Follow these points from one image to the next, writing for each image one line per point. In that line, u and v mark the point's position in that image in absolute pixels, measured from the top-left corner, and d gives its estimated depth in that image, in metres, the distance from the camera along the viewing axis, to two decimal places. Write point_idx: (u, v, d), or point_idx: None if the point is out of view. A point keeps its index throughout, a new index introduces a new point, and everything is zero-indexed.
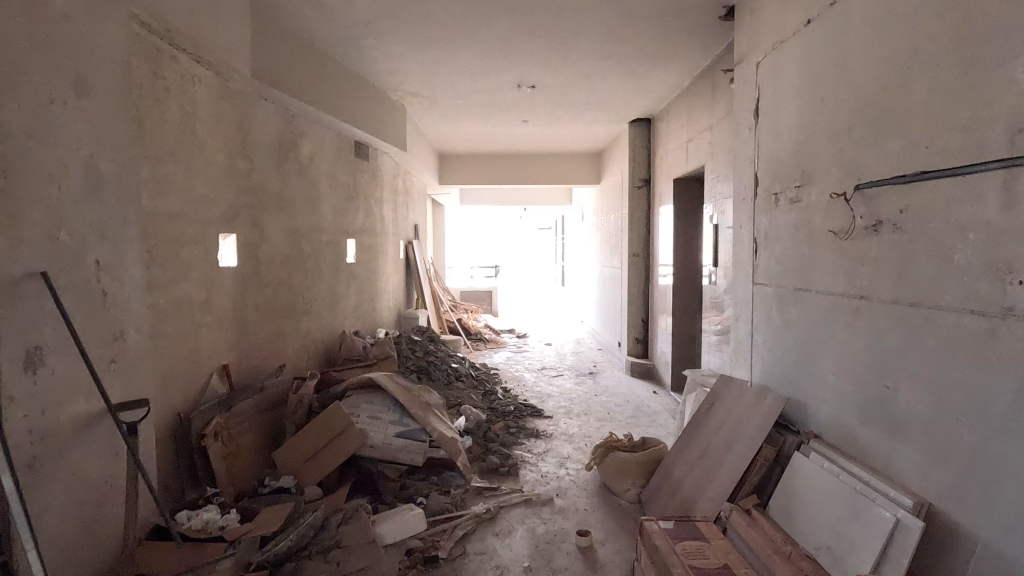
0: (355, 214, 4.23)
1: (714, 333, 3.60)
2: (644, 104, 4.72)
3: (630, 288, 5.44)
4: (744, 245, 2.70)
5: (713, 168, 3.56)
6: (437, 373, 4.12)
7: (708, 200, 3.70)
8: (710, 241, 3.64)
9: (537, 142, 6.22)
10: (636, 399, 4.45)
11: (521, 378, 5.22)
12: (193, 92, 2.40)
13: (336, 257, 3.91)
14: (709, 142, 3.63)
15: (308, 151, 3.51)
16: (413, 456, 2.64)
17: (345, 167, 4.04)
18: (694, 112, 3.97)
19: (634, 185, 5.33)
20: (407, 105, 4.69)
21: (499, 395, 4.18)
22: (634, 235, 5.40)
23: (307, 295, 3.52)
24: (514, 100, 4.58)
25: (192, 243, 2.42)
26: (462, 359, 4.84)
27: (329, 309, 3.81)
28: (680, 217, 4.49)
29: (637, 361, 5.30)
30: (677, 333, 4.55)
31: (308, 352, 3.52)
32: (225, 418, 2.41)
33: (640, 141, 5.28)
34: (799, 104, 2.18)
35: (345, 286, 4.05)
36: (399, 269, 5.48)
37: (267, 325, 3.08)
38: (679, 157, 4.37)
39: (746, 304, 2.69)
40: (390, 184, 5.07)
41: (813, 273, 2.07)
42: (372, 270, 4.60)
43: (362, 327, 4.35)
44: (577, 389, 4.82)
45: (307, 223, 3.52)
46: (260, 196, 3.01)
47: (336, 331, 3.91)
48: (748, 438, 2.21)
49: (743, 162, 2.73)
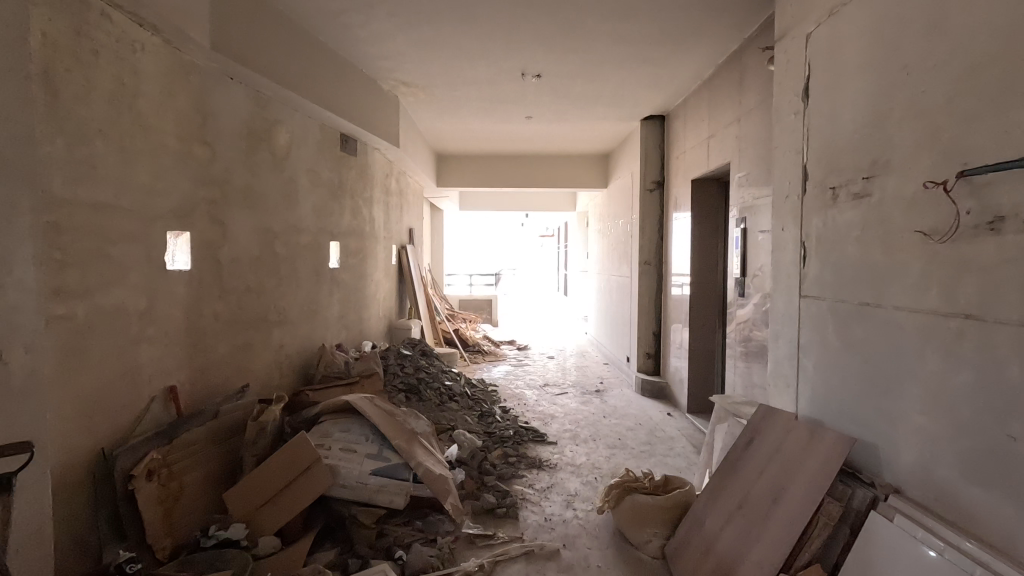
0: (341, 214, 3.83)
1: (742, 352, 3.19)
2: (659, 99, 4.32)
3: (641, 299, 5.03)
4: (787, 251, 2.30)
5: (741, 165, 3.16)
6: (427, 392, 3.69)
7: (734, 201, 3.29)
8: (737, 246, 3.22)
9: (541, 142, 5.84)
10: (648, 422, 4.01)
11: (522, 395, 4.79)
12: (133, 60, 2.00)
13: (317, 262, 3.50)
14: (737, 137, 3.23)
15: (285, 141, 3.11)
16: (393, 499, 2.23)
17: (329, 161, 3.64)
18: (717, 106, 3.57)
19: (646, 188, 4.94)
20: (401, 96, 4.30)
21: (496, 418, 3.75)
22: (646, 241, 4.99)
23: (281, 305, 3.11)
24: (517, 92, 4.19)
25: (129, 242, 2.01)
26: (457, 375, 4.42)
27: (308, 320, 3.40)
28: (699, 221, 4.08)
29: (648, 378, 4.87)
30: (694, 350, 4.13)
31: (281, 368, 3.10)
32: (164, 453, 2.00)
33: (653, 140, 4.89)
34: (869, 77, 1.77)
35: (327, 294, 3.64)
36: (391, 275, 5.07)
37: (230, 339, 2.67)
38: (698, 156, 3.98)
39: (788, 321, 2.28)
40: (381, 184, 4.67)
41: (889, 286, 1.66)
42: (360, 277, 4.18)
43: (347, 339, 3.93)
44: (583, 409, 4.39)
45: (283, 223, 3.11)
46: (224, 190, 2.61)
47: (315, 344, 3.49)
48: (803, 489, 1.79)
49: (784, 155, 2.33)
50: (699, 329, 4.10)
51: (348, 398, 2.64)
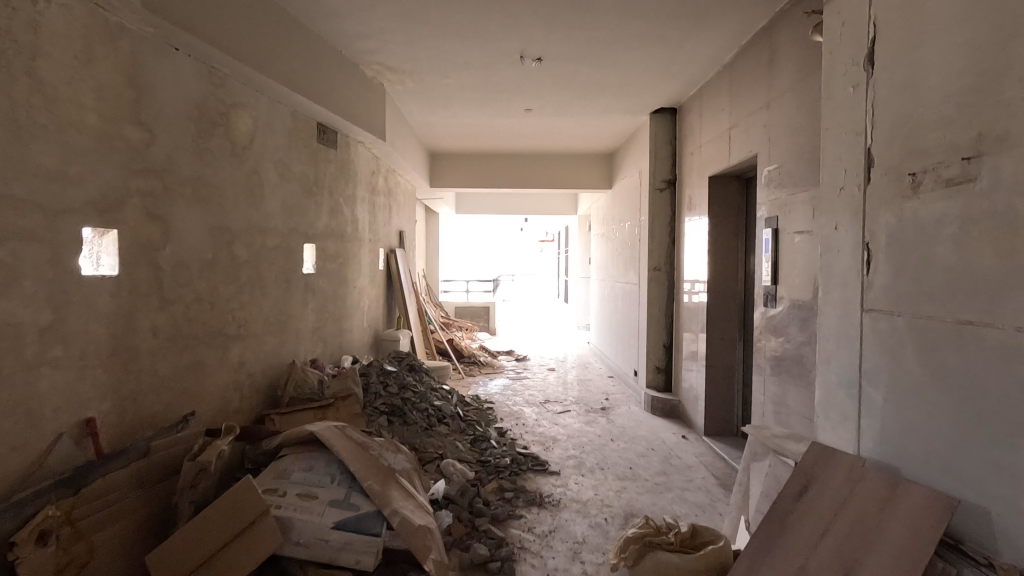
0: (318, 213, 3.41)
1: (772, 372, 2.77)
2: (672, 87, 3.93)
3: (650, 308, 4.62)
4: (840, 257, 1.89)
5: (773, 157, 2.76)
6: (413, 414, 3.28)
7: (763, 199, 2.88)
8: (766, 251, 2.81)
9: (541, 139, 5.45)
10: (661, 448, 3.59)
11: (520, 414, 4.37)
12: (31, 14, 1.61)
13: (287, 268, 3.09)
14: (767, 125, 2.83)
15: (246, 128, 2.70)
16: (360, 559, 1.81)
17: (303, 153, 3.24)
18: (740, 93, 3.17)
19: (656, 187, 4.53)
20: (387, 84, 3.90)
21: (490, 443, 3.33)
22: (655, 246, 4.58)
23: (242, 316, 2.69)
24: (516, 79, 3.79)
25: (21, 240, 1.60)
26: (449, 393, 4.00)
27: (275, 334, 2.97)
28: (716, 223, 3.68)
29: (658, 395, 4.44)
30: (712, 366, 3.71)
31: (241, 390, 2.68)
32: (65, 509, 1.57)
33: (663, 135, 4.50)
34: (970, 28, 1.37)
35: (300, 303, 3.23)
36: (377, 282, 4.65)
37: (174, 358, 2.25)
38: (716, 151, 3.58)
39: (843, 341, 1.87)
40: (366, 181, 4.26)
41: (1010, 298, 1.26)
42: (340, 285, 3.77)
43: (325, 354, 3.51)
44: (587, 431, 3.97)
45: (243, 223, 2.70)
46: (168, 181, 2.20)
47: (285, 361, 3.07)
48: (885, 565, 1.38)
49: (836, 141, 1.92)
50: (717, 343, 3.69)
51: (314, 428, 2.23)
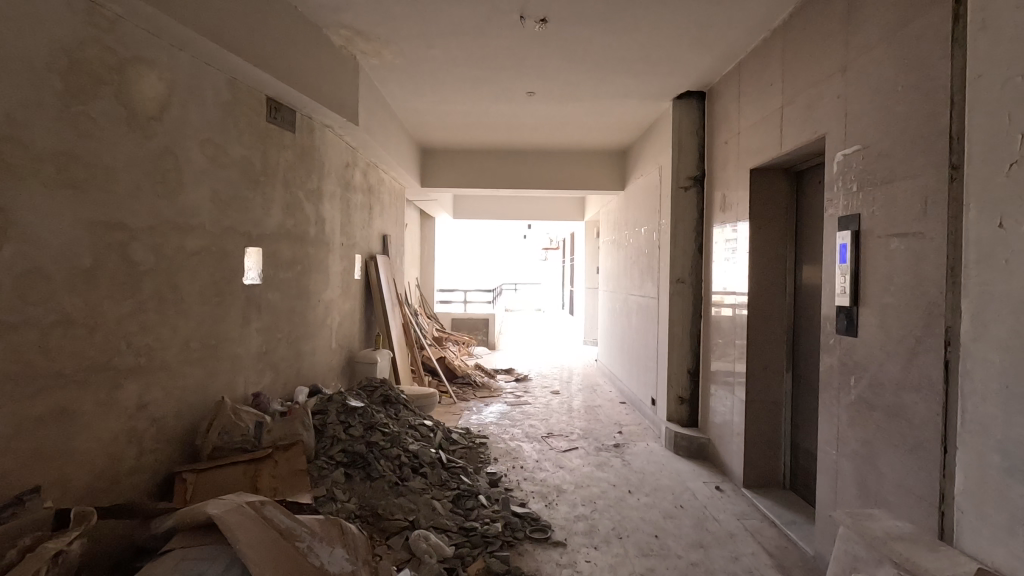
0: (267, 210, 2.75)
1: (852, 424, 2.07)
2: (703, 62, 3.26)
3: (672, 327, 3.92)
4: (1012, 271, 1.21)
5: (854, 134, 2.08)
6: (381, 465, 2.59)
7: (836, 193, 2.20)
8: (841, 261, 2.13)
9: (545, 132, 4.79)
10: (692, 505, 2.87)
11: (518, 453, 3.66)
12: None
13: (220, 278, 2.42)
14: (844, 95, 2.15)
15: (156, 91, 2.03)
16: None
17: (248, 133, 2.58)
18: (798, 61, 2.50)
19: (679, 185, 3.86)
20: (361, 57, 3.25)
21: (478, 501, 2.63)
22: (678, 254, 3.90)
23: (144, 342, 2.01)
24: (515, 49, 3.13)
25: None
26: (432, 430, 3.30)
27: (200, 364, 2.29)
28: (759, 226, 3.00)
29: (682, 431, 3.73)
30: (753, 402, 3.01)
31: (139, 442, 2.00)
32: None
33: (688, 123, 3.85)
34: None
35: (239, 322, 2.56)
36: (352, 294, 3.98)
37: (21, 405, 1.58)
38: (761, 137, 2.90)
39: (1018, 407, 1.18)
40: (338, 175, 3.60)
41: None
42: (299, 299, 3.09)
43: (274, 384, 2.83)
44: (599, 478, 3.25)
45: (150, 218, 2.02)
46: (12, 152, 1.54)
47: (215, 396, 2.39)
48: None
49: (1004, 89, 1.24)
50: (759, 374, 3.00)
51: (212, 512, 1.54)
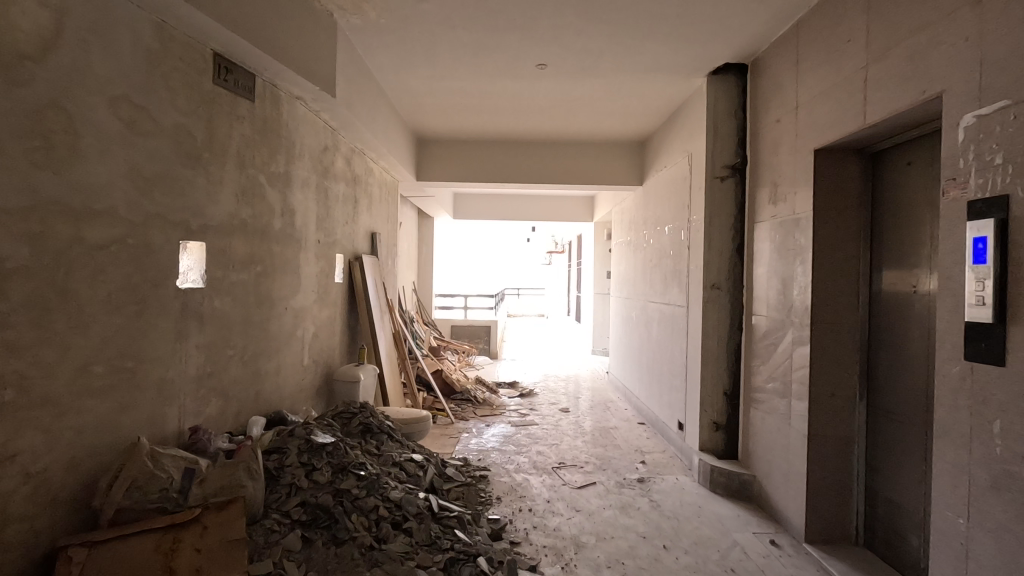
0: (213, 195, 2.18)
1: (997, 488, 1.49)
2: (751, 25, 2.71)
3: (706, 341, 3.34)
4: None
5: (999, 86, 1.50)
6: (350, 524, 2.00)
7: (962, 168, 1.62)
8: (974, 261, 1.55)
9: (555, 117, 4.24)
10: (745, 569, 2.29)
11: (525, 490, 3.06)
12: None
13: (143, 281, 1.86)
14: (976, 37, 1.58)
15: (33, 22, 1.48)
16: None
17: (184, 95, 2.02)
18: (895, 5, 1.94)
19: (714, 175, 3.29)
20: (339, 14, 2.70)
21: (478, 568, 2.02)
22: (713, 256, 3.32)
23: (10, 369, 1.44)
24: (523, 4, 2.56)
25: None
26: (422, 466, 2.71)
27: (106, 396, 1.72)
28: (825, 220, 2.43)
29: (720, 465, 3.14)
30: (818, 438, 2.43)
31: (4, 510, 1.43)
32: None
33: (725, 103, 3.29)
34: None
35: (172, 338, 1.99)
36: (331, 300, 3.40)
37: None
38: (830, 109, 2.34)
39: None
40: (313, 160, 3.04)
41: None
42: (258, 307, 2.52)
43: (221, 415, 2.25)
44: (625, 527, 2.65)
45: (22, 196, 1.46)
46: None
47: (131, 436, 1.81)
48: None
49: None
50: (825, 403, 2.42)
51: None
